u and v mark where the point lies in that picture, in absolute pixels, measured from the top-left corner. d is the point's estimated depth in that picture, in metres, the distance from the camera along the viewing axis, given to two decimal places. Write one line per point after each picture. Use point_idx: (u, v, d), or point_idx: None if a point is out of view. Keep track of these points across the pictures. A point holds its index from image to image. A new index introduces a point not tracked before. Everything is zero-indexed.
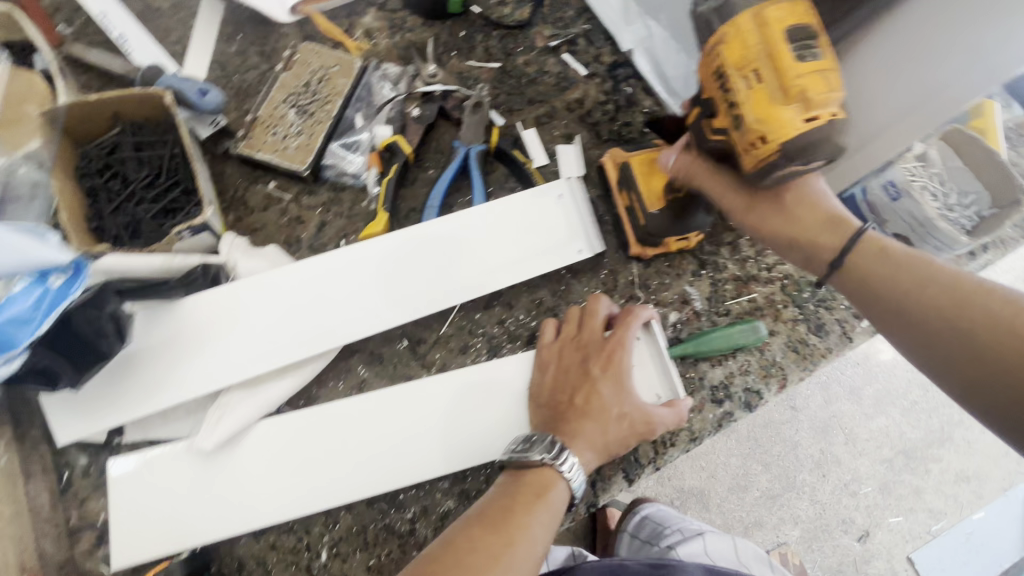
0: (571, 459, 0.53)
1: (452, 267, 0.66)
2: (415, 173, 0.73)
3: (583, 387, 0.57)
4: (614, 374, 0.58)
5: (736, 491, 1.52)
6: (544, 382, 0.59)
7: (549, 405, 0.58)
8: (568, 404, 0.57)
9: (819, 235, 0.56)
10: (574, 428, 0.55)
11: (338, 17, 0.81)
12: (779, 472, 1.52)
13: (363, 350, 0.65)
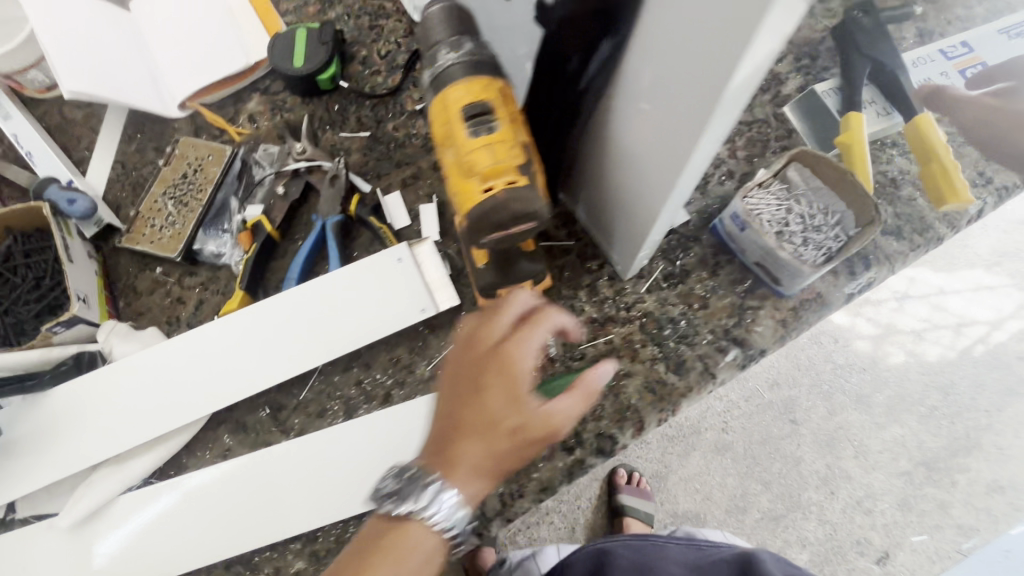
0: (449, 504, 0.53)
1: (298, 335, 0.69)
2: (286, 246, 0.79)
3: (495, 420, 0.54)
4: (504, 389, 0.55)
5: (737, 514, 1.80)
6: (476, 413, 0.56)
7: (453, 400, 0.58)
8: (458, 418, 0.56)
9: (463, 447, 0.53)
10: (483, 441, 0.54)
11: (224, 106, 0.89)
12: (782, 492, 1.81)
13: (229, 420, 0.70)
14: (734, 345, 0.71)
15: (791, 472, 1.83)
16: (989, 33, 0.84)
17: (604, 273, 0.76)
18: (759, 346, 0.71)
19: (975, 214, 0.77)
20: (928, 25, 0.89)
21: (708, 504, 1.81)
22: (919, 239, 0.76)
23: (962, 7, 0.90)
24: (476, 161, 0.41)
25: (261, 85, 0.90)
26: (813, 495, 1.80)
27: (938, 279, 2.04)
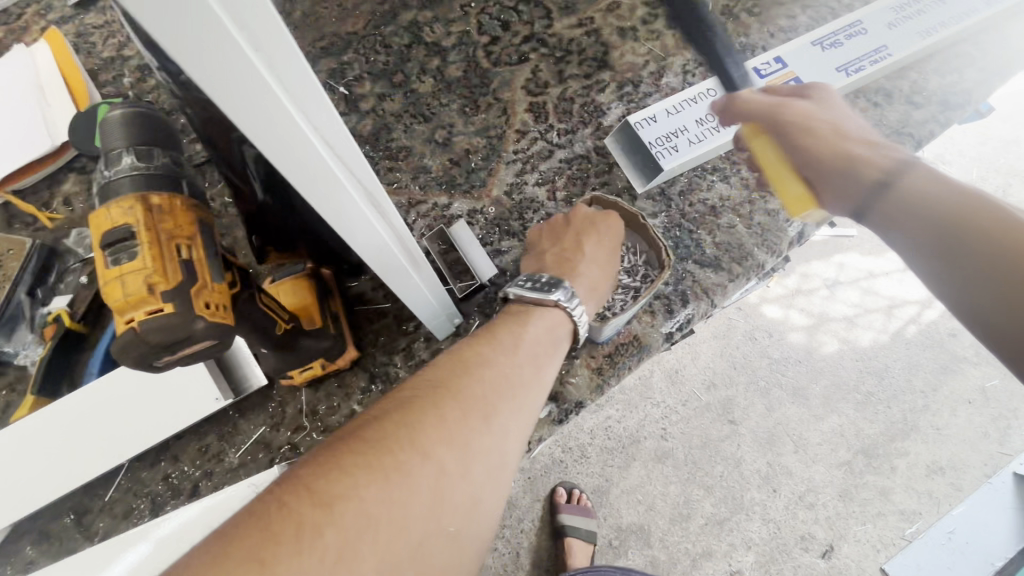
0: (579, 304, 0.65)
1: (80, 440, 0.66)
2: (95, 336, 0.76)
3: (581, 252, 0.69)
4: (587, 256, 0.69)
5: (681, 522, 1.78)
6: (479, 385, 0.52)
7: (554, 258, 0.69)
8: (568, 254, 0.69)
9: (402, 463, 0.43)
10: (585, 275, 0.68)
11: (40, 190, 0.86)
12: (726, 496, 1.80)
13: (32, 530, 0.68)
14: (549, 400, 0.69)
15: (732, 473, 1.82)
16: (803, 45, 0.82)
17: (420, 333, 0.74)
18: (574, 399, 0.69)
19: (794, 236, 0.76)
20: (750, 41, 0.88)
21: (652, 514, 1.79)
22: (739, 266, 0.74)
23: (784, 18, 0.88)
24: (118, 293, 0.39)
25: (78, 165, 0.87)
26: (755, 495, 1.79)
27: (867, 263, 2.03)
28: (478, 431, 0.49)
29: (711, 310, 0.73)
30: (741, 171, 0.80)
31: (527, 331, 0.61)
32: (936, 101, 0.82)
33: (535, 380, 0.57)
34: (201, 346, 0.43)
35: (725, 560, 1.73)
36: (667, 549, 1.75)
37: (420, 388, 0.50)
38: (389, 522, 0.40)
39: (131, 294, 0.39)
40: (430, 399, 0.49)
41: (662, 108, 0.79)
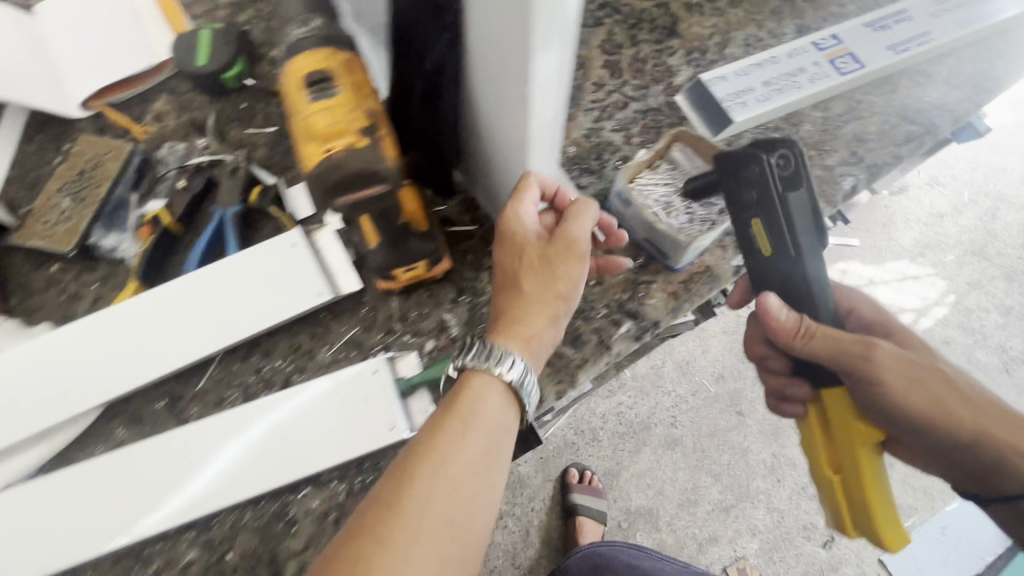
0: (511, 364, 0.59)
1: (198, 325, 0.70)
2: (187, 239, 0.79)
3: (555, 244, 0.64)
4: (546, 266, 0.63)
5: (688, 507, 1.82)
6: (454, 444, 0.55)
7: (501, 275, 0.66)
8: (525, 263, 0.64)
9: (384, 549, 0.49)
10: (533, 311, 0.62)
11: (130, 106, 0.89)
12: (732, 484, 1.84)
13: (124, 413, 0.69)
14: (629, 318, 0.74)
15: (739, 462, 1.86)
16: (856, 25, 0.90)
17: (505, 254, 0.78)
18: (651, 317, 0.74)
19: (848, 189, 0.83)
20: (806, 20, 0.96)
21: (660, 498, 1.83)
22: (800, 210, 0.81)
23: (836, 4, 0.97)
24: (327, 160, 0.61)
25: (168, 86, 0.90)
26: (761, 484, 1.83)
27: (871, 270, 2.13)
28: (462, 513, 0.53)
29: None
30: (800, 130, 0.87)
31: (462, 414, 0.57)
32: (970, 83, 0.91)
33: (480, 467, 0.55)
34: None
35: (730, 545, 1.77)
36: (674, 533, 1.78)
37: (375, 517, 0.51)
38: None
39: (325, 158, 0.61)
40: (374, 516, 0.51)
41: (731, 69, 0.87)
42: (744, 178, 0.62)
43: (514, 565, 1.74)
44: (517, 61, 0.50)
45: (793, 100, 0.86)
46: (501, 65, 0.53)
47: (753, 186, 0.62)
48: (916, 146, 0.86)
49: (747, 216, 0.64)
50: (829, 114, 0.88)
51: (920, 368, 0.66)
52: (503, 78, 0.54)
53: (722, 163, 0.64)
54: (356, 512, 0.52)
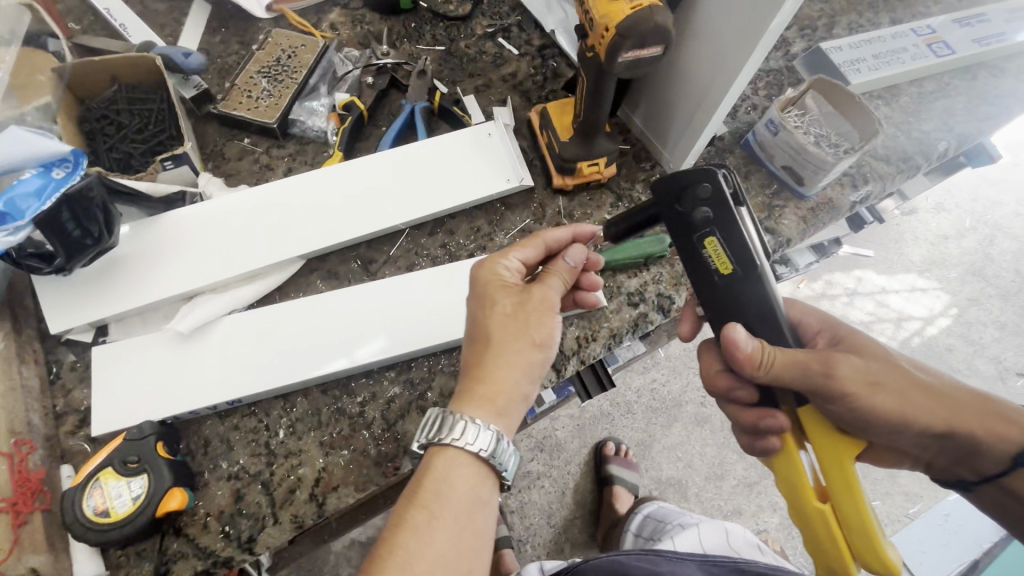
0: (477, 433, 0.53)
1: (398, 195, 0.77)
2: (370, 130, 0.86)
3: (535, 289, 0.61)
4: (545, 307, 0.60)
5: (714, 481, 1.87)
6: (418, 505, 0.53)
7: (474, 338, 0.58)
8: (488, 342, 0.57)
9: (456, 540, 0.52)
10: (500, 369, 0.56)
11: (307, 14, 0.96)
12: (756, 463, 1.90)
13: (321, 269, 0.75)
14: (767, 234, 0.85)
15: None
16: (947, 21, 1.07)
17: (656, 172, 0.88)
18: (786, 235, 0.85)
19: (941, 151, 0.96)
20: (899, 15, 1.10)
21: (690, 471, 1.87)
22: (903, 164, 0.93)
23: (922, 5, 1.12)
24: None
25: (341, 1, 0.98)
26: None
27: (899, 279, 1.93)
28: (459, 520, 0.53)
29: (884, 193, 0.92)
30: (899, 101, 1.00)
31: (443, 472, 0.54)
32: None
33: (473, 504, 0.54)
34: (646, 55, 0.56)
35: (753, 519, 1.80)
36: (702, 504, 1.83)
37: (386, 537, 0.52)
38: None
39: None
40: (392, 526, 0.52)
41: (846, 43, 1.00)
42: (691, 196, 0.59)
43: (548, 524, 1.75)
44: (762, 5, 0.60)
45: (895, 74, 0.99)
46: (737, 10, 0.64)
47: (706, 203, 0.58)
48: (993, 124, 1.00)
49: (700, 234, 0.59)
50: (921, 91, 1.02)
51: (878, 367, 0.55)
52: (734, 22, 0.65)
53: (660, 188, 0.61)
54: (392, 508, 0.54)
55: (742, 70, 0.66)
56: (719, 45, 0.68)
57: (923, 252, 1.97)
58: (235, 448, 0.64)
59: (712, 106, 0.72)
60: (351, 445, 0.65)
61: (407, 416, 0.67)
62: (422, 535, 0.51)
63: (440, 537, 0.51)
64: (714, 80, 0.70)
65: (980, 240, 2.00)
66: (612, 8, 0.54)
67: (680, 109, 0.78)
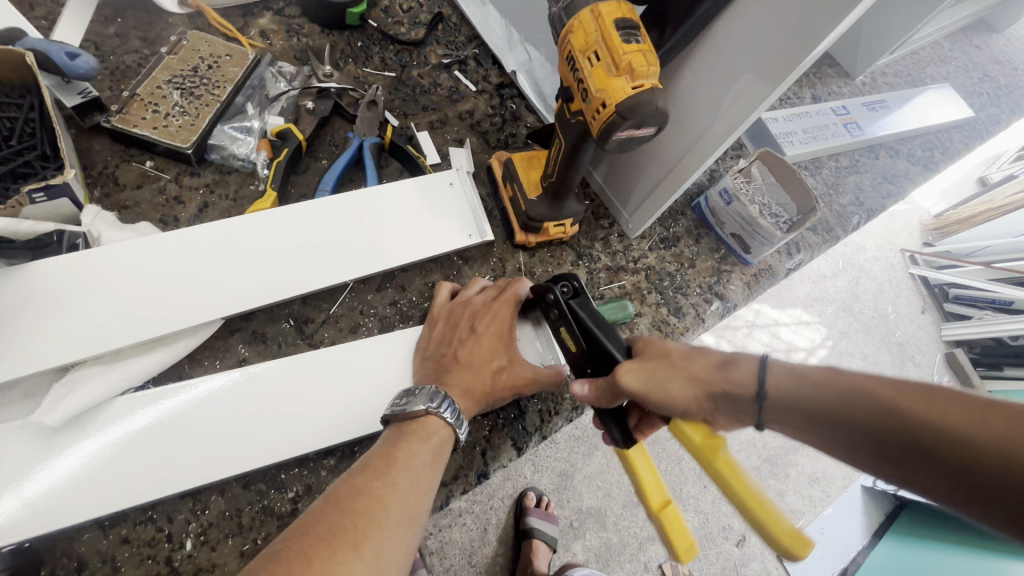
0: (453, 406, 0.56)
1: (343, 246, 0.68)
2: (308, 162, 0.75)
3: (501, 310, 0.64)
4: (496, 333, 0.63)
5: (629, 508, 1.74)
6: (396, 447, 0.52)
7: (433, 359, 0.61)
8: (451, 360, 0.61)
9: (421, 474, 0.51)
10: (451, 379, 0.59)
11: (230, 16, 0.82)
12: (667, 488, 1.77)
13: (245, 329, 0.63)
14: (716, 298, 0.86)
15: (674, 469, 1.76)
16: (857, 104, 1.20)
17: (614, 230, 0.86)
18: (733, 300, 0.87)
19: (854, 224, 1.06)
20: (818, 92, 1.20)
21: (608, 499, 1.74)
22: (826, 234, 1.01)
23: (836, 85, 1.23)
24: (628, 70, 0.49)
25: (274, 5, 0.85)
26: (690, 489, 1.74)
27: (788, 314, 1.88)
28: (426, 465, 0.52)
29: (811, 260, 0.98)
30: (821, 173, 1.10)
31: (434, 440, 0.54)
32: (920, 165, 1.22)
33: (437, 457, 0.54)
34: (638, 135, 0.53)
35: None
36: (619, 532, 1.70)
37: (358, 489, 0.47)
38: (391, 509, 0.47)
39: (644, 68, 0.49)
40: (368, 485, 0.48)
41: (781, 115, 1.06)
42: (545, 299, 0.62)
43: (470, 563, 1.58)
44: (755, 88, 0.59)
45: (818, 149, 1.08)
46: (727, 83, 0.62)
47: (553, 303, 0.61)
48: (892, 201, 1.13)
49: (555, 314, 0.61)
50: (838, 165, 1.13)
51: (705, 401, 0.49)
52: (718, 101, 0.64)
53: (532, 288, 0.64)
54: (351, 468, 0.50)
55: (721, 144, 0.64)
56: (696, 126, 0.67)
57: (807, 289, 1.94)
58: (124, 569, 0.50)
59: (681, 181, 0.72)
60: None
61: None
62: (396, 458, 0.51)
63: (416, 464, 0.52)
64: (687, 157, 0.70)
65: (849, 281, 2.01)
66: (610, 83, 0.50)
67: (649, 177, 0.77)
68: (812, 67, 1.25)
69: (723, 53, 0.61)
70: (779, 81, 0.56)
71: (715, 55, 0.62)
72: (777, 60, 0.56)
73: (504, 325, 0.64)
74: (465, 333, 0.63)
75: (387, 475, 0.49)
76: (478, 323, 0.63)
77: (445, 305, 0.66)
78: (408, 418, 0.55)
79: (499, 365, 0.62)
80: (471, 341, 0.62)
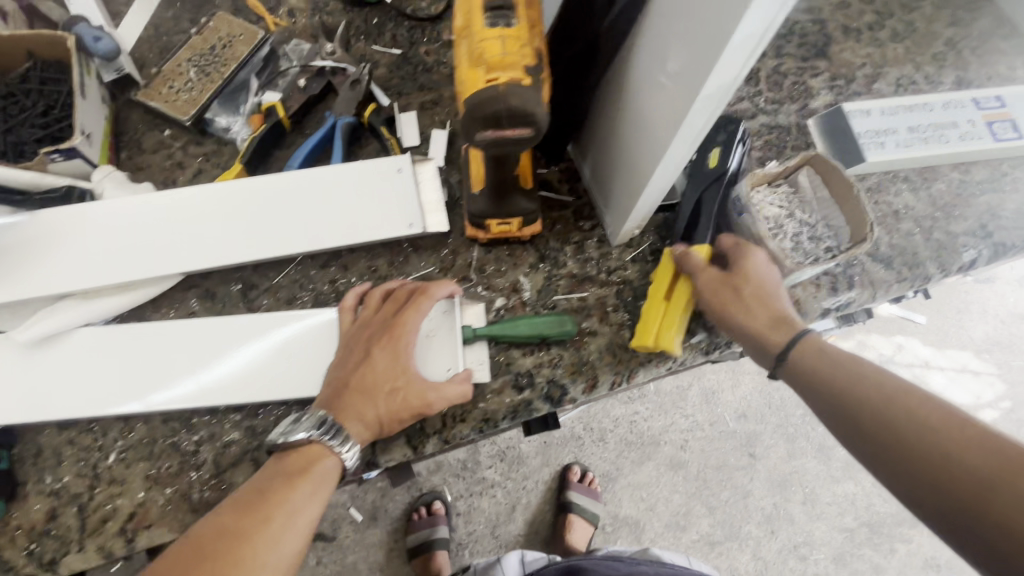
0: (345, 440, 0.58)
1: (293, 224, 0.72)
2: (294, 138, 0.80)
3: (400, 330, 0.63)
4: (395, 349, 0.62)
5: (672, 530, 1.48)
6: (275, 485, 0.56)
7: (332, 383, 0.61)
8: (346, 383, 0.61)
9: (296, 512, 0.55)
10: (344, 405, 0.59)
11: None
12: (725, 519, 1.49)
13: (201, 286, 0.71)
14: (703, 329, 0.71)
15: (736, 502, 1.49)
16: None
17: (594, 234, 0.76)
18: (726, 336, 0.71)
19: (967, 261, 0.78)
20: (968, 76, 0.89)
21: (650, 514, 1.50)
22: (906, 271, 0.76)
23: (1006, 65, 0.89)
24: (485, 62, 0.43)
25: None
26: (752, 530, 1.47)
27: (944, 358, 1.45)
28: (303, 501, 0.56)
29: (868, 302, 0.75)
30: (934, 188, 0.82)
31: (313, 474, 0.57)
32: None
33: (318, 488, 0.57)
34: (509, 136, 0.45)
35: None
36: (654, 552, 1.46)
37: (224, 532, 0.52)
38: (256, 553, 0.52)
39: (503, 64, 0.43)
40: (235, 526, 0.53)
41: (879, 106, 0.82)
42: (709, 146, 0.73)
43: (494, 535, 1.49)
44: (683, 92, 0.50)
45: (931, 156, 0.80)
46: (666, 84, 0.53)
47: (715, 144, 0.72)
48: None
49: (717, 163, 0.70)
50: (966, 179, 0.82)
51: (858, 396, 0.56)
52: (672, 83, 0.52)
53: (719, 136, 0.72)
54: (227, 503, 0.55)
55: (664, 154, 0.55)
56: (656, 114, 0.56)
57: (985, 330, 1.47)
58: (63, 464, 0.63)
59: (645, 180, 0.60)
60: (174, 485, 0.62)
61: (238, 466, 0.63)
62: (268, 497, 0.55)
63: (293, 501, 0.55)
64: (649, 151, 0.58)
65: None
66: (470, 77, 0.44)
67: (622, 174, 0.66)
68: (975, 38, 0.91)
69: (676, 21, 0.49)
70: (701, 82, 0.46)
71: (671, 24, 0.51)
72: (700, 58, 0.46)
73: (403, 343, 0.62)
74: (362, 356, 0.62)
75: (255, 516, 0.54)
76: (374, 346, 0.62)
77: (352, 325, 0.66)
78: (285, 449, 0.58)
79: (394, 384, 0.60)
80: (364, 365, 0.61)
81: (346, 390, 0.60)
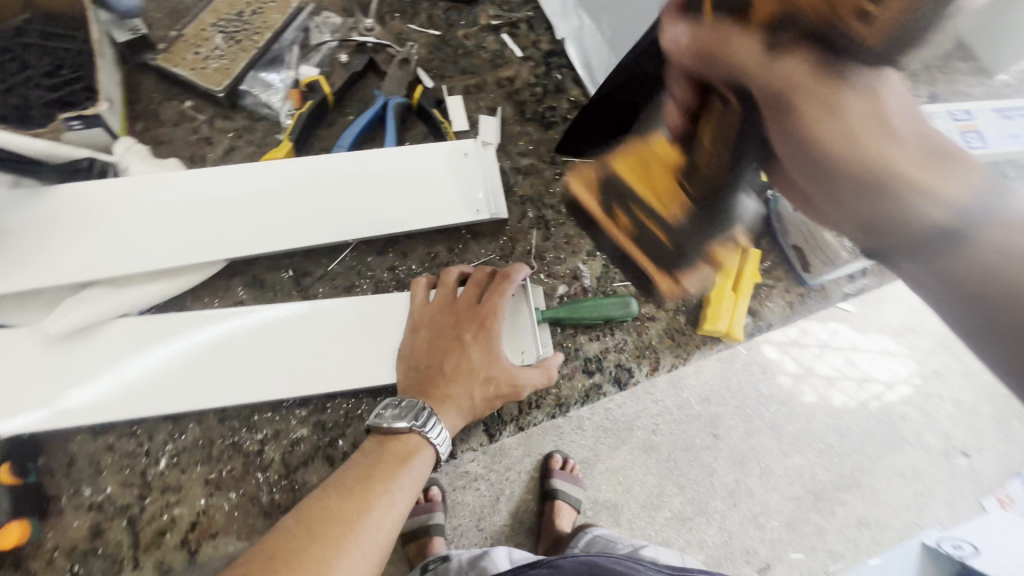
0: (438, 425, 0.56)
1: (350, 207, 0.67)
2: (335, 116, 0.75)
3: (490, 315, 0.62)
4: (483, 337, 0.61)
5: None
6: (380, 473, 0.54)
7: (417, 370, 0.60)
8: (436, 368, 0.60)
9: (398, 497, 0.53)
10: (437, 390, 0.58)
11: None
12: (675, 489, 1.18)
13: (247, 273, 0.66)
14: (748, 314, 0.76)
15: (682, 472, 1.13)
16: None
17: None
18: (768, 320, 0.76)
19: None
20: None
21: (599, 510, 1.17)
22: None
23: None
24: None
25: None
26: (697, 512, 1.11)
27: None
28: (404, 487, 0.54)
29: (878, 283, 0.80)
30: None
31: (414, 463, 0.55)
32: None
33: (418, 476, 0.56)
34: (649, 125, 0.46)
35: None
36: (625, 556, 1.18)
37: (329, 512, 0.51)
38: (360, 537, 0.50)
39: None
40: (340, 507, 0.51)
41: None
42: None
43: None
44: None
45: None
46: None
47: None
48: None
49: None
50: None
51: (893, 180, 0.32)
52: None
53: None
54: (330, 485, 0.53)
55: None
56: None
57: None
58: (105, 473, 0.56)
59: None
60: (240, 487, 0.57)
61: (310, 464, 0.59)
62: (371, 485, 0.53)
63: (395, 487, 0.53)
64: None
65: None
66: None
67: None
68: None
69: None
70: None
71: None
72: None
73: (491, 331, 0.61)
74: (453, 343, 0.61)
75: (358, 500, 0.52)
76: (463, 333, 0.61)
77: (428, 304, 0.63)
78: (384, 435, 0.56)
79: (486, 373, 0.59)
80: (456, 352, 0.60)
81: (438, 376, 0.59)
